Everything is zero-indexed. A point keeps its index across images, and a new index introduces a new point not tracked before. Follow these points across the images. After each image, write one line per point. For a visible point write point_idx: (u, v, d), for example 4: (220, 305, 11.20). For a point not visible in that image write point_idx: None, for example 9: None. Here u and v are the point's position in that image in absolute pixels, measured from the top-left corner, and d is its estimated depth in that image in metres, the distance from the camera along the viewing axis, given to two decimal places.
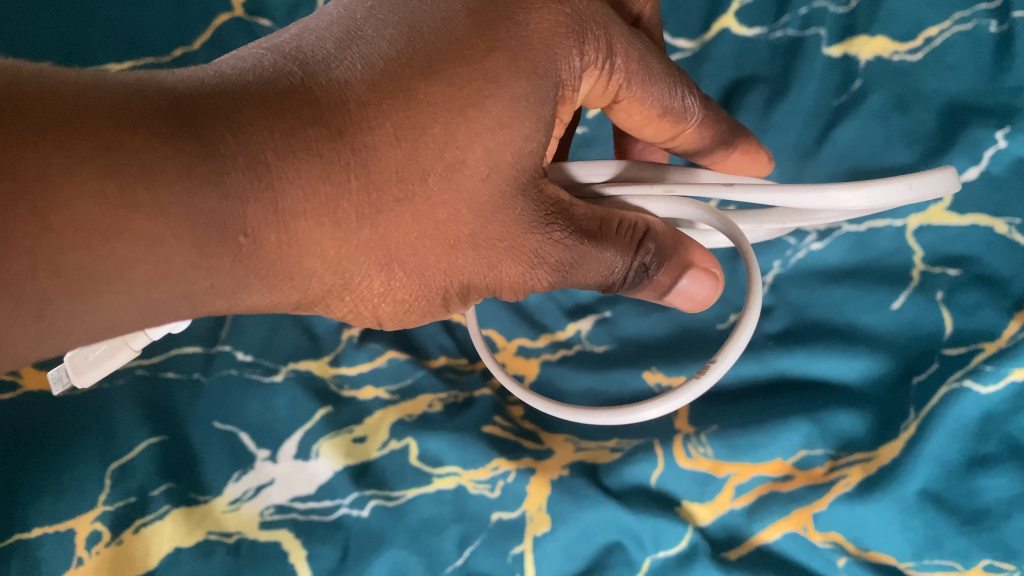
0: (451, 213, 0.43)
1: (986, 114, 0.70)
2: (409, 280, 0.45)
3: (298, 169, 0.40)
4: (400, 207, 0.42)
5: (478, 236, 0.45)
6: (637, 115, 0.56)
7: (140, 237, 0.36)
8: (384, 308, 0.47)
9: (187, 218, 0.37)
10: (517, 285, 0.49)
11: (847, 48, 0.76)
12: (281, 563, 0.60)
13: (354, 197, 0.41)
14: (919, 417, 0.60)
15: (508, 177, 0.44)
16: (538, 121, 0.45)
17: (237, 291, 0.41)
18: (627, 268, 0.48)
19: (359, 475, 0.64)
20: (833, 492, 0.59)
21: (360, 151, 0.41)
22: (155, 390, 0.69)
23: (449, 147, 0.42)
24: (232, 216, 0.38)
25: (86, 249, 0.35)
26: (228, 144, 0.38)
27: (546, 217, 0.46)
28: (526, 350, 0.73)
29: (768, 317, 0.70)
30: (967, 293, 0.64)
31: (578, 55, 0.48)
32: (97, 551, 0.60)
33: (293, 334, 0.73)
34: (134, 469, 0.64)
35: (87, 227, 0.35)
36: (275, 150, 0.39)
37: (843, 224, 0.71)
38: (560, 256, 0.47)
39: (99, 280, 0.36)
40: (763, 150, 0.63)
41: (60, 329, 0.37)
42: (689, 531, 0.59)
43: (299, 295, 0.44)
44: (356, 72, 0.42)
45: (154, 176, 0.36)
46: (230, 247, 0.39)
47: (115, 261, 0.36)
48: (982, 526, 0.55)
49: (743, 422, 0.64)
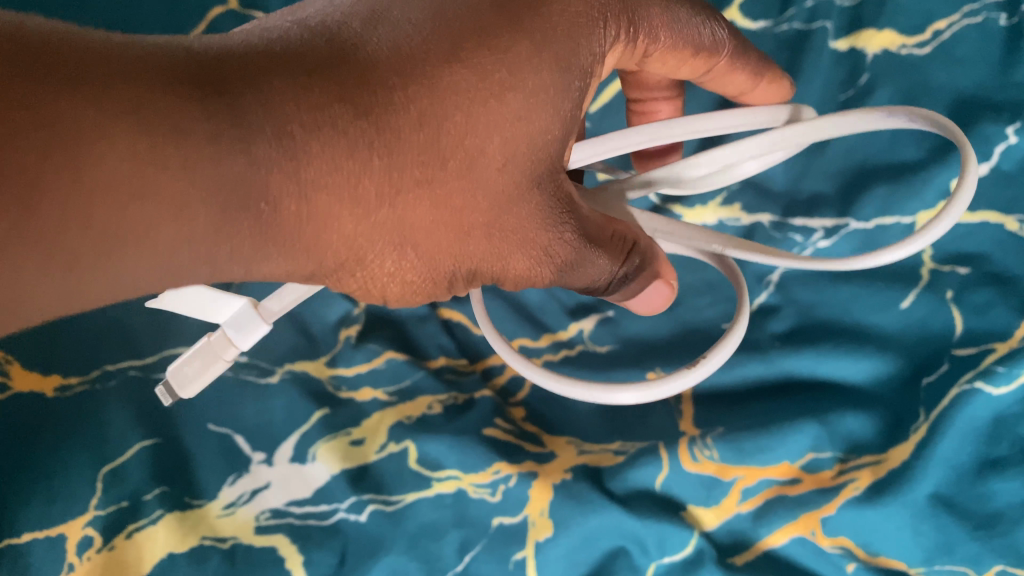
0: (468, 200, 0.42)
1: (996, 110, 0.69)
2: (419, 262, 0.44)
3: (324, 145, 0.38)
4: (419, 191, 0.41)
5: (492, 225, 0.44)
6: (671, 61, 0.55)
7: (169, 197, 0.34)
8: (392, 289, 0.46)
9: (216, 181, 0.35)
10: (521, 278, 0.48)
11: (854, 41, 0.74)
12: (278, 570, 0.59)
13: (376, 175, 0.40)
14: (929, 419, 0.59)
15: (526, 169, 0.43)
16: (556, 115, 0.43)
17: (254, 260, 0.39)
18: (612, 277, 0.48)
19: (356, 479, 0.63)
20: (843, 496, 0.57)
21: (384, 132, 0.40)
22: (148, 390, 0.67)
23: (469, 135, 0.41)
24: (257, 185, 0.37)
25: (116, 208, 0.33)
26: (256, 113, 0.36)
27: (561, 212, 0.45)
28: (529, 349, 0.71)
29: (774, 317, 0.68)
30: (977, 292, 0.63)
31: (600, 40, 0.46)
32: (88, 557, 0.59)
33: (289, 334, 0.72)
34: (126, 472, 0.62)
35: (118, 187, 0.33)
36: (301, 121, 0.37)
37: (851, 221, 0.69)
38: (568, 255, 0.46)
39: (126, 240, 0.34)
40: (785, 78, 0.62)
41: (83, 290, 0.35)
42: (694, 536, 0.57)
43: (315, 264, 0.42)
44: (383, 50, 0.40)
45: (184, 137, 0.34)
46: (252, 214, 0.38)
47: (142, 221, 0.34)
48: (993, 531, 0.54)
49: (750, 424, 0.63)
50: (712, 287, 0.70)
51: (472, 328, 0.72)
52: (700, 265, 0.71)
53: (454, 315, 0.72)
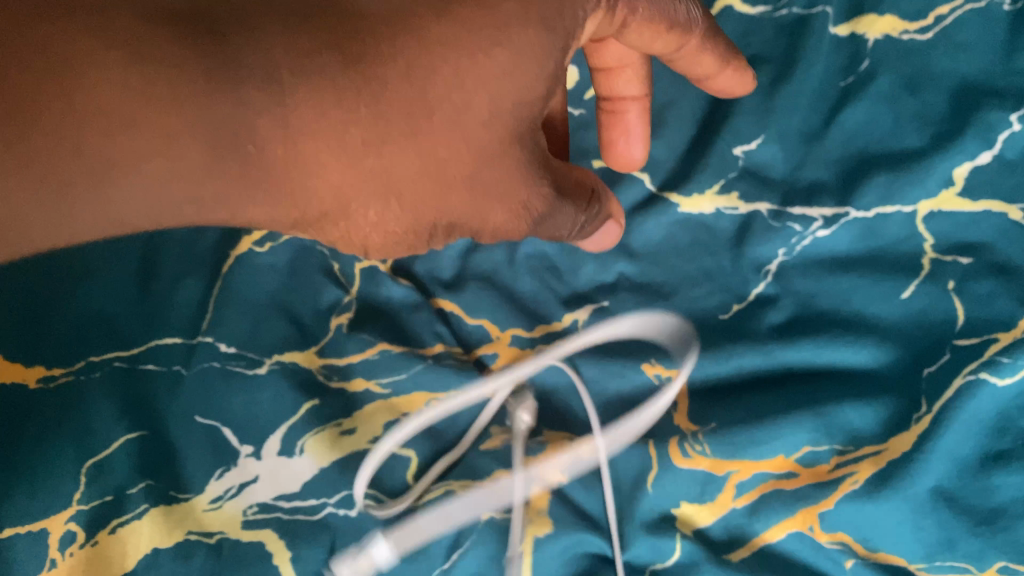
0: (451, 153, 0.43)
1: (1001, 96, 0.66)
2: (404, 213, 0.46)
3: (314, 94, 0.39)
4: (403, 142, 0.42)
5: (472, 179, 0.45)
6: (646, 35, 0.53)
7: (155, 128, 0.38)
8: (375, 238, 0.48)
9: (202, 118, 0.38)
10: (500, 228, 0.51)
11: (854, 27, 0.72)
12: (264, 565, 0.57)
13: (363, 124, 0.41)
14: (932, 411, 0.58)
15: (506, 126, 0.44)
16: (540, 76, 0.44)
17: (239, 200, 0.42)
18: (575, 226, 0.55)
19: (349, 466, 0.61)
20: (841, 491, 0.56)
21: (373, 83, 0.40)
22: (134, 383, 0.65)
23: (456, 91, 0.42)
24: (244, 126, 0.39)
25: (106, 135, 0.37)
26: (248, 56, 0.39)
27: (536, 172, 0.49)
28: (520, 338, 0.68)
29: (772, 307, 0.67)
30: (980, 283, 0.62)
31: (584, 8, 0.46)
32: (70, 553, 0.57)
33: (277, 324, 0.69)
34: (111, 466, 0.61)
35: (110, 114, 0.37)
36: (290, 68, 0.39)
37: (851, 210, 0.68)
38: (543, 209, 0.50)
39: (114, 167, 0.38)
40: (750, 70, 0.63)
41: (74, 215, 0.39)
42: (680, 542, 0.56)
43: (296, 213, 0.44)
44: (376, 5, 0.41)
45: (176, 72, 0.38)
46: (240, 155, 0.40)
47: (128, 151, 0.38)
48: (996, 526, 0.53)
49: (738, 419, 0.61)
50: (710, 276, 0.69)
51: (465, 317, 0.70)
52: (696, 255, 0.70)
53: (447, 305, 0.71)
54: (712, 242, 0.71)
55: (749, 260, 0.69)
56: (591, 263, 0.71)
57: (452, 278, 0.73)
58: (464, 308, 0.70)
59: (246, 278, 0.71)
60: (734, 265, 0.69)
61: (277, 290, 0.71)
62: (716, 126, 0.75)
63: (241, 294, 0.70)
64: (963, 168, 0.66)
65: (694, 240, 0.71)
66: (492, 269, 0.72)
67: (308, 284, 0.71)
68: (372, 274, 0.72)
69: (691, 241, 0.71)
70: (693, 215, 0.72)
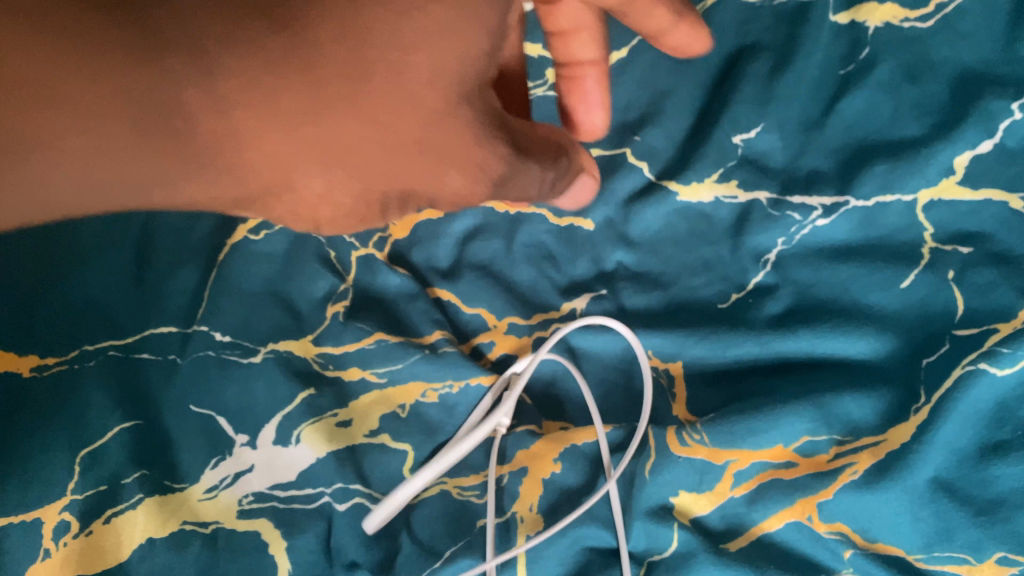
0: (400, 116, 0.38)
1: (1002, 85, 0.66)
2: (352, 180, 0.41)
3: (239, 60, 0.33)
4: (344, 108, 0.36)
5: (424, 142, 0.40)
6: None
7: (73, 101, 0.34)
8: (324, 210, 0.44)
9: (125, 91, 0.34)
10: (458, 199, 0.45)
11: (854, 14, 0.72)
12: (260, 555, 0.57)
13: (295, 95, 0.35)
14: (930, 401, 0.57)
15: (451, 82, 0.38)
16: (483, 30, 0.36)
17: (176, 175, 0.38)
18: (542, 184, 0.49)
19: (344, 457, 0.61)
20: (839, 481, 0.56)
21: (303, 48, 0.33)
22: (129, 371, 0.65)
23: (393, 50, 0.34)
24: (172, 102, 0.35)
25: (23, 113, 0.34)
26: (164, 19, 0.33)
27: (491, 129, 0.42)
28: (517, 327, 0.67)
29: (771, 297, 0.66)
30: (980, 272, 0.61)
31: None
32: (64, 543, 0.57)
33: (271, 311, 0.68)
34: (105, 455, 0.61)
35: (23, 92, 0.33)
36: (212, 33, 0.33)
37: (850, 199, 0.67)
38: (502, 169, 0.44)
39: (39, 145, 0.35)
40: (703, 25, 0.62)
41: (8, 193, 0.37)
42: (678, 532, 0.56)
43: (238, 184, 0.40)
44: None
45: (85, 38, 0.32)
46: (171, 129, 0.36)
47: (54, 130, 0.34)
48: (995, 517, 0.53)
49: (739, 406, 0.61)
50: (709, 267, 0.69)
51: (461, 308, 0.70)
52: (694, 245, 0.70)
53: (445, 295, 0.71)
54: (710, 231, 0.70)
55: (748, 249, 0.68)
56: (587, 254, 0.71)
57: (448, 267, 0.72)
58: (461, 297, 0.70)
59: (242, 266, 0.71)
60: (734, 254, 0.69)
61: (273, 278, 0.71)
62: (715, 116, 0.74)
63: (236, 283, 0.70)
64: (964, 157, 0.65)
65: (692, 228, 0.70)
66: (489, 260, 0.71)
67: (303, 272, 0.70)
68: (368, 263, 0.72)
69: (689, 231, 0.70)
70: (691, 204, 0.71)
